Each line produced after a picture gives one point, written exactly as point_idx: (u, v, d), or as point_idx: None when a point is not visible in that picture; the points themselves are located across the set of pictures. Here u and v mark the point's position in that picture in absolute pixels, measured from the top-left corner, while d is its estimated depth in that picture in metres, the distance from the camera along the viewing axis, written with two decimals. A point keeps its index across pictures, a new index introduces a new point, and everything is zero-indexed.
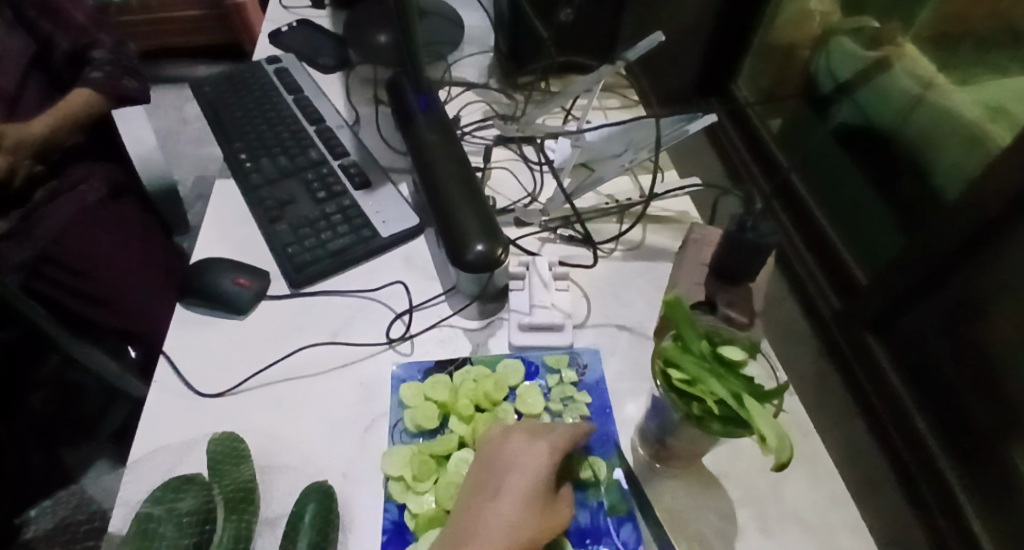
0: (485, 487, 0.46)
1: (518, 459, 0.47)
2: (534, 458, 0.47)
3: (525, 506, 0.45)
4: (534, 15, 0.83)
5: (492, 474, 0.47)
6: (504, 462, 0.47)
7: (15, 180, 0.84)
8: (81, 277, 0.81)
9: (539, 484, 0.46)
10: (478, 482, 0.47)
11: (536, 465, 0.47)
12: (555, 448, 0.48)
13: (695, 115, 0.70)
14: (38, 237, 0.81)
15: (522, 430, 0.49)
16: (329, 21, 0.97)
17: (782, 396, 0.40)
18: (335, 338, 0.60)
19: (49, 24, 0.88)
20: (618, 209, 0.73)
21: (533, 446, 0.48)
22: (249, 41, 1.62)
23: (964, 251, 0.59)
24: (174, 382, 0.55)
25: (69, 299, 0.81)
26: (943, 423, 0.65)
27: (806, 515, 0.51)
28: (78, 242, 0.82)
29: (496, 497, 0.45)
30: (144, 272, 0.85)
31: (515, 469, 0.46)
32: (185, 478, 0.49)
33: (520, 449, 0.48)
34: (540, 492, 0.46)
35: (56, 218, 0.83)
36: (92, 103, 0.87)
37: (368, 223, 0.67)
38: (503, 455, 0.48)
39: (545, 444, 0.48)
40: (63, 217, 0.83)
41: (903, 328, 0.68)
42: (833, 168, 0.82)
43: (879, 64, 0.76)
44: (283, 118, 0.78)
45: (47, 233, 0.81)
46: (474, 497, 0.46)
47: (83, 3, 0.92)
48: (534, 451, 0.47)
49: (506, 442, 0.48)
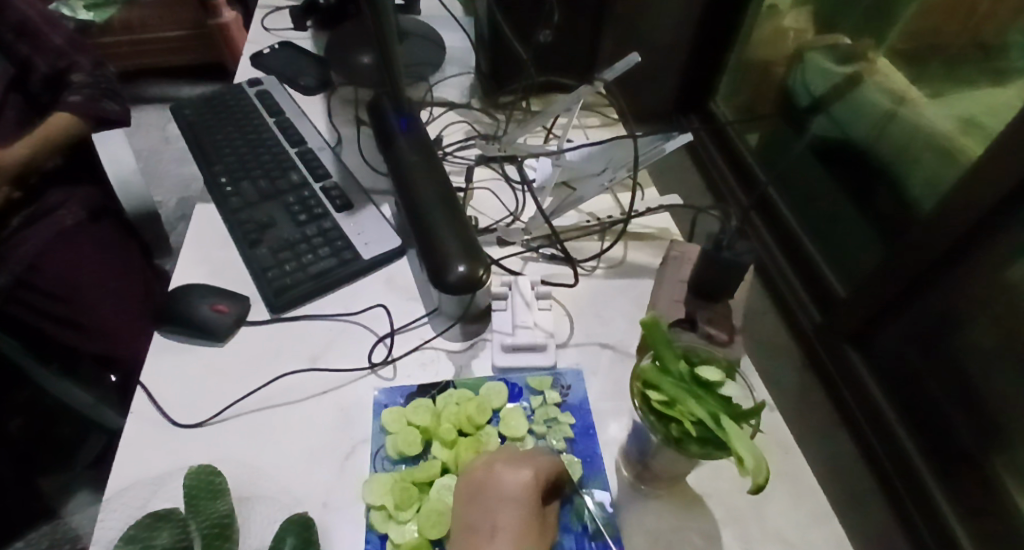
0: (478, 527, 0.47)
1: (506, 493, 0.47)
2: (522, 488, 0.48)
3: (522, 538, 0.46)
4: (513, 37, 0.83)
5: (483, 512, 0.47)
6: (492, 496, 0.47)
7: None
8: (60, 302, 0.80)
9: (530, 514, 0.47)
10: (469, 522, 0.47)
11: (525, 496, 0.47)
12: (538, 474, 0.49)
13: (672, 134, 0.70)
14: (14, 262, 0.79)
15: (504, 459, 0.50)
16: (311, 43, 0.97)
17: (760, 416, 0.40)
18: (315, 364, 0.59)
19: (27, 47, 0.88)
20: (599, 227, 0.74)
21: (519, 475, 0.48)
22: (231, 59, 1.62)
23: (941, 266, 0.60)
24: (151, 412, 0.55)
25: (40, 321, 0.80)
26: (925, 435, 0.66)
27: (788, 534, 0.51)
28: (66, 262, 0.82)
29: (494, 537, 0.46)
30: (118, 298, 0.83)
31: (505, 502, 0.47)
32: (158, 514, 0.46)
33: (505, 480, 0.48)
34: (532, 522, 0.47)
35: (34, 240, 0.81)
36: (69, 128, 0.84)
37: (350, 246, 0.67)
38: (489, 485, 0.48)
39: (528, 471, 0.48)
40: (39, 241, 0.81)
41: (884, 340, 0.69)
42: (807, 177, 0.83)
43: (850, 80, 0.78)
44: (265, 140, 0.78)
45: (26, 254, 0.79)
46: (469, 540, 0.46)
47: (63, 26, 0.91)
48: (520, 480, 0.48)
49: (490, 474, 0.49)
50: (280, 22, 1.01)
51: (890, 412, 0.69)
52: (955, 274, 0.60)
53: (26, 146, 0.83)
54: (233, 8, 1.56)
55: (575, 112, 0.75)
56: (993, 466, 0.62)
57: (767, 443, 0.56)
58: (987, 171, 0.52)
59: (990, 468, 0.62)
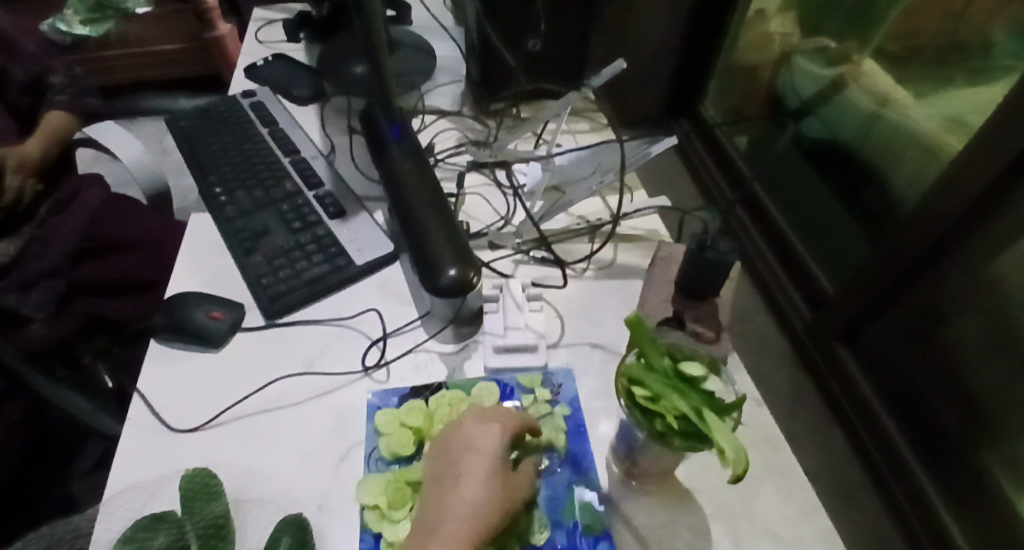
0: (446, 479, 0.48)
1: (473, 445, 0.49)
2: (489, 440, 0.49)
3: (489, 485, 0.47)
4: (503, 47, 0.85)
5: (452, 465, 0.49)
6: (460, 450, 0.49)
7: (23, 201, 0.88)
8: (101, 295, 0.83)
9: (498, 462, 0.49)
10: (438, 474, 0.49)
11: (491, 445, 0.49)
12: (504, 426, 0.50)
13: (657, 138, 0.71)
14: (63, 241, 0.84)
15: (473, 416, 0.51)
16: (305, 54, 0.99)
17: (740, 410, 0.41)
18: (311, 368, 0.60)
19: (4, 57, 0.91)
20: (589, 229, 0.75)
21: (485, 428, 0.50)
22: (226, 72, 1.63)
23: (924, 262, 0.62)
24: (149, 418, 0.55)
25: (96, 305, 0.82)
26: (912, 429, 0.67)
27: (777, 528, 0.52)
28: (103, 234, 0.86)
29: (458, 485, 0.47)
30: (151, 265, 0.86)
31: (472, 454, 0.49)
32: (155, 516, 0.46)
33: (473, 435, 0.50)
34: (499, 468, 0.48)
35: (71, 222, 0.86)
36: (65, 123, 0.94)
37: (343, 252, 0.68)
38: (457, 442, 0.50)
39: (494, 425, 0.50)
40: (77, 222, 0.86)
41: (871, 337, 0.70)
42: (795, 177, 0.85)
43: (834, 84, 0.80)
44: (259, 150, 0.79)
45: (68, 238, 0.84)
46: (437, 489, 0.48)
47: (35, 34, 0.95)
48: (487, 434, 0.50)
49: (458, 430, 0.51)
50: (274, 34, 1.03)
51: (879, 407, 0.69)
52: (938, 271, 0.62)
53: (41, 144, 0.91)
54: (227, 21, 1.58)
55: (564, 118, 0.76)
56: (984, 461, 0.62)
57: (752, 437, 0.57)
58: (975, 162, 0.53)
59: (980, 463, 0.62)
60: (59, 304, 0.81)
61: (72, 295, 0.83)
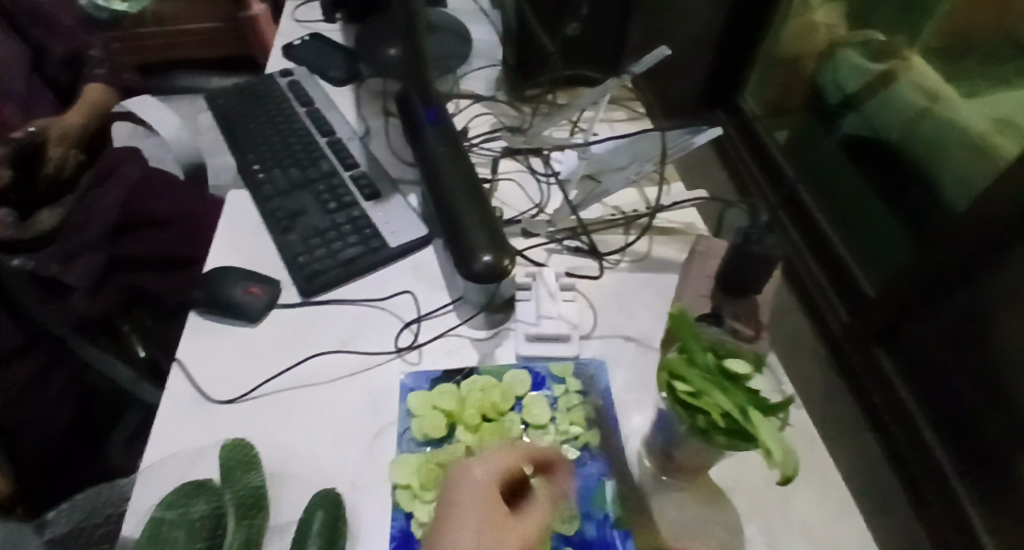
0: (445, 522, 0.45)
1: (474, 487, 0.46)
2: (490, 481, 0.46)
3: (486, 534, 0.44)
4: (541, 31, 0.84)
5: (452, 506, 0.46)
6: (460, 490, 0.46)
7: (66, 171, 0.89)
8: (144, 271, 0.86)
9: (496, 504, 0.45)
10: (439, 519, 0.46)
11: (492, 488, 0.46)
12: (508, 467, 0.47)
13: (700, 128, 0.70)
14: (102, 214, 0.83)
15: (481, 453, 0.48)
16: (341, 35, 0.99)
17: (788, 410, 0.40)
18: (344, 347, 0.60)
19: (42, 32, 0.94)
20: (625, 220, 0.74)
21: (487, 467, 0.47)
22: (261, 52, 1.65)
23: (971, 263, 0.60)
24: (188, 389, 0.56)
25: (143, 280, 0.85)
26: (955, 437, 0.65)
27: (812, 530, 0.51)
28: (143, 210, 0.87)
29: (456, 531, 0.44)
30: (190, 243, 0.88)
31: (473, 495, 0.45)
32: (196, 484, 0.48)
33: (475, 474, 0.46)
34: (499, 513, 0.45)
35: (110, 195, 0.85)
36: (103, 97, 0.96)
37: (377, 234, 0.68)
38: (458, 481, 0.47)
39: (498, 464, 0.47)
40: (118, 195, 0.85)
41: (913, 340, 0.69)
42: (839, 175, 0.83)
43: (883, 78, 0.77)
44: (295, 130, 0.79)
45: (109, 211, 0.84)
46: (436, 535, 0.45)
47: (73, 9, 0.97)
48: (487, 475, 0.46)
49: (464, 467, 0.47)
50: (311, 14, 1.03)
51: (918, 414, 0.68)
52: (984, 273, 0.60)
53: (83, 117, 0.92)
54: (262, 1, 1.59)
55: (601, 107, 0.75)
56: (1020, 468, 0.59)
57: (794, 436, 0.57)
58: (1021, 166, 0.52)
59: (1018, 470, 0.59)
60: (101, 277, 0.81)
61: (111, 268, 0.84)
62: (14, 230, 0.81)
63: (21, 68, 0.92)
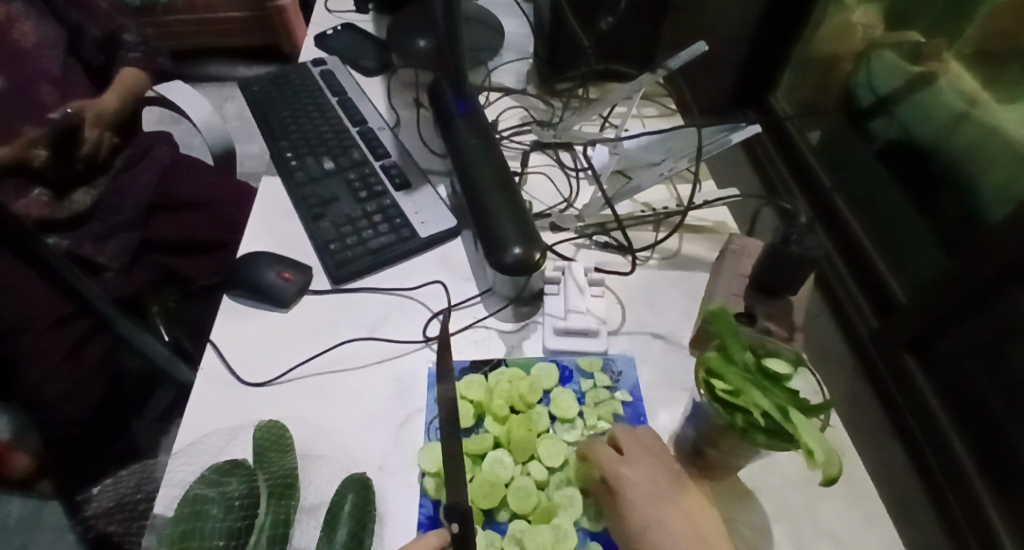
0: None
1: None
2: None
3: None
4: (575, 20, 0.83)
5: None
6: None
7: (101, 153, 0.90)
8: (174, 254, 0.89)
9: None
10: None
11: None
12: None
13: (737, 126, 0.69)
14: (136, 198, 0.89)
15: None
16: (373, 26, 0.99)
17: (827, 411, 0.40)
18: (373, 334, 0.61)
19: (79, 15, 0.94)
20: (654, 218, 0.74)
21: None
22: (289, 44, 1.66)
23: (1012, 269, 0.57)
24: (220, 370, 0.57)
25: (173, 262, 0.88)
26: (980, 443, 0.63)
27: (840, 534, 0.51)
28: (172, 193, 0.90)
29: None
30: (217, 228, 0.88)
31: None
32: (230, 465, 0.49)
33: None
34: None
35: (143, 179, 0.91)
36: (138, 80, 0.95)
37: (408, 224, 0.68)
38: None
39: None
40: (149, 180, 0.91)
41: (943, 348, 0.66)
42: (871, 182, 0.80)
43: (922, 78, 0.76)
44: (328, 118, 0.80)
45: (140, 196, 0.89)
46: None
47: None
48: None
49: None
50: (343, 4, 1.03)
51: (945, 421, 0.65)
52: None
53: (118, 99, 0.92)
54: None
55: (634, 101, 0.74)
56: None
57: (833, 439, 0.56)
58: None
59: None
60: (133, 257, 0.87)
61: (146, 249, 0.89)
62: (48, 209, 0.85)
63: (58, 50, 0.93)
